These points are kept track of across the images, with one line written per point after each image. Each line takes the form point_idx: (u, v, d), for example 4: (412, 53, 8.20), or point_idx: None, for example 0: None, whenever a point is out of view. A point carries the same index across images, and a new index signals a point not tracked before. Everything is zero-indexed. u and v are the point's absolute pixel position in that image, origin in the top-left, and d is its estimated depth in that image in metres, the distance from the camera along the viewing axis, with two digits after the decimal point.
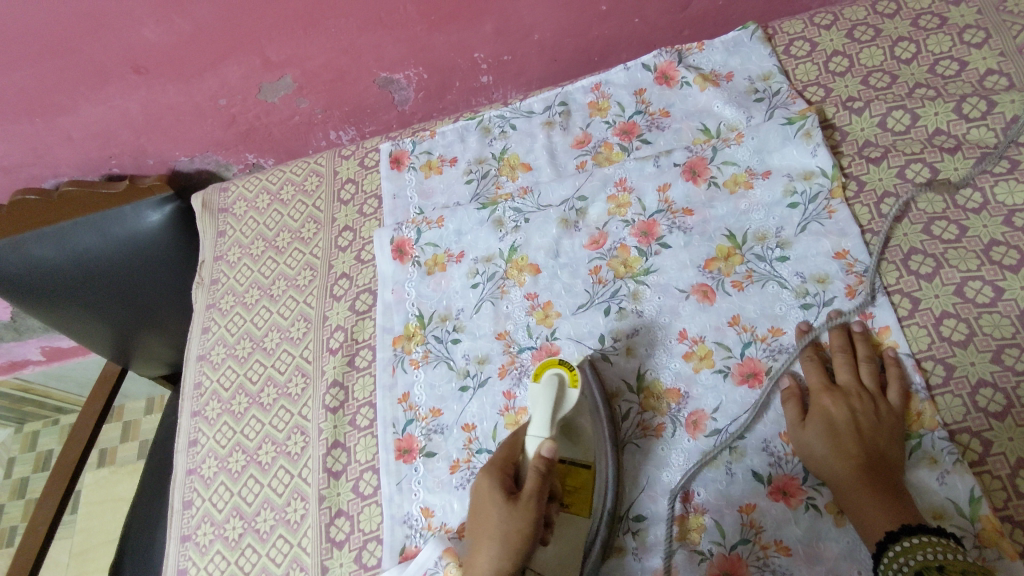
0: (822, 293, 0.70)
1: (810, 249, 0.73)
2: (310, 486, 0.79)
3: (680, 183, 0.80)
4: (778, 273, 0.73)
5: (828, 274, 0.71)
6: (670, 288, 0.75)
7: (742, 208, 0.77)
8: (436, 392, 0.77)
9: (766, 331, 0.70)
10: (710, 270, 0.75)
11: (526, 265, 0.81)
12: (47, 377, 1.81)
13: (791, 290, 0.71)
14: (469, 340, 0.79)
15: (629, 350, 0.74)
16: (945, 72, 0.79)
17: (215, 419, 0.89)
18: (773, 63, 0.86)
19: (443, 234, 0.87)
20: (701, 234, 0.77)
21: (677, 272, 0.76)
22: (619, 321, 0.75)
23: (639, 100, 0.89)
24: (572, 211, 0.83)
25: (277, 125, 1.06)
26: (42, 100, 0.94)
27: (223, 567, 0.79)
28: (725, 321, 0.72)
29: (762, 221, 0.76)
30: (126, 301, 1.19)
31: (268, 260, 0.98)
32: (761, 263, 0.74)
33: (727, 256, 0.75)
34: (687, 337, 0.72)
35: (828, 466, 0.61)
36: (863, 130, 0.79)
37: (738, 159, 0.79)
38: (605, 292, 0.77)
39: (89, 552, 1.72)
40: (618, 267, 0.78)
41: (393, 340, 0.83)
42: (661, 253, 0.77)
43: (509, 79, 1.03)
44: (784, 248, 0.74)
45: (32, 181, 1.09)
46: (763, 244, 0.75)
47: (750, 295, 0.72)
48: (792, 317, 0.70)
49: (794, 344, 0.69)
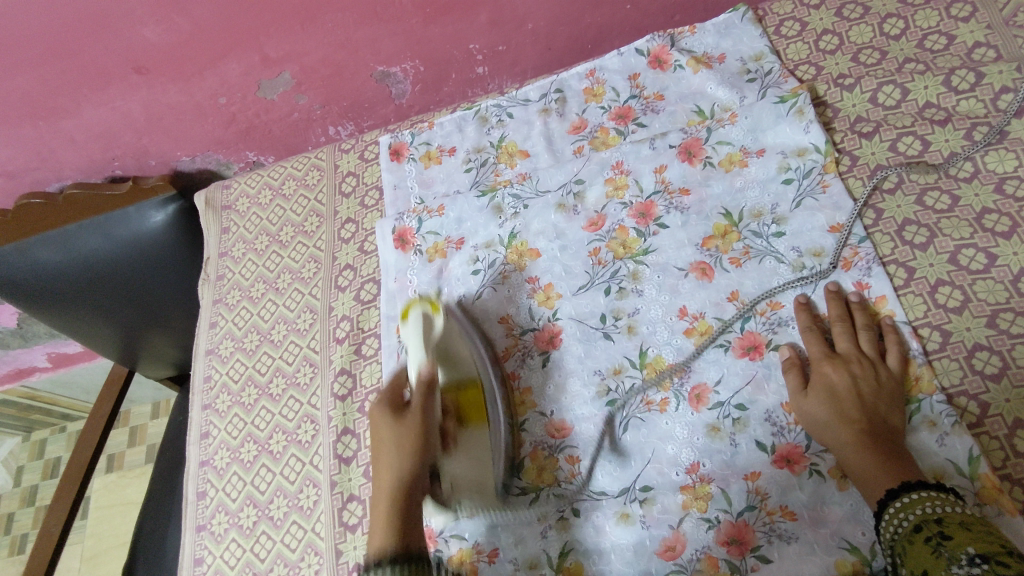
0: (818, 266, 0.72)
1: (805, 224, 0.74)
2: (322, 472, 0.80)
3: (676, 163, 0.81)
4: (775, 248, 0.74)
5: (823, 247, 0.72)
6: (669, 267, 0.76)
7: (737, 186, 0.78)
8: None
9: (765, 305, 0.72)
10: (708, 248, 0.76)
11: (527, 249, 0.83)
12: (54, 383, 1.82)
13: (788, 264, 0.73)
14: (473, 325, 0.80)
15: (631, 328, 0.75)
16: (934, 46, 0.81)
17: (225, 411, 0.91)
18: (764, 44, 0.87)
19: (444, 223, 0.88)
20: (698, 213, 0.78)
21: (675, 251, 0.77)
22: (620, 300, 0.77)
23: (634, 85, 0.91)
24: (570, 196, 0.84)
25: (277, 122, 1.07)
26: (44, 103, 0.95)
27: (238, 554, 0.80)
28: (724, 296, 0.73)
29: (758, 198, 0.77)
30: (132, 301, 1.20)
31: (273, 255, 1.00)
32: (758, 239, 0.75)
33: (724, 233, 0.76)
34: (688, 313, 0.73)
35: (829, 432, 0.63)
36: (855, 105, 0.80)
37: (732, 138, 0.80)
38: (605, 272, 0.78)
39: (101, 556, 1.73)
40: (618, 248, 0.79)
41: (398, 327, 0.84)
42: (659, 232, 0.78)
43: (504, 69, 1.04)
44: (780, 224, 0.75)
45: (36, 184, 1.10)
46: (759, 220, 0.76)
47: (748, 270, 0.74)
48: (790, 290, 0.72)
49: (793, 317, 0.71)
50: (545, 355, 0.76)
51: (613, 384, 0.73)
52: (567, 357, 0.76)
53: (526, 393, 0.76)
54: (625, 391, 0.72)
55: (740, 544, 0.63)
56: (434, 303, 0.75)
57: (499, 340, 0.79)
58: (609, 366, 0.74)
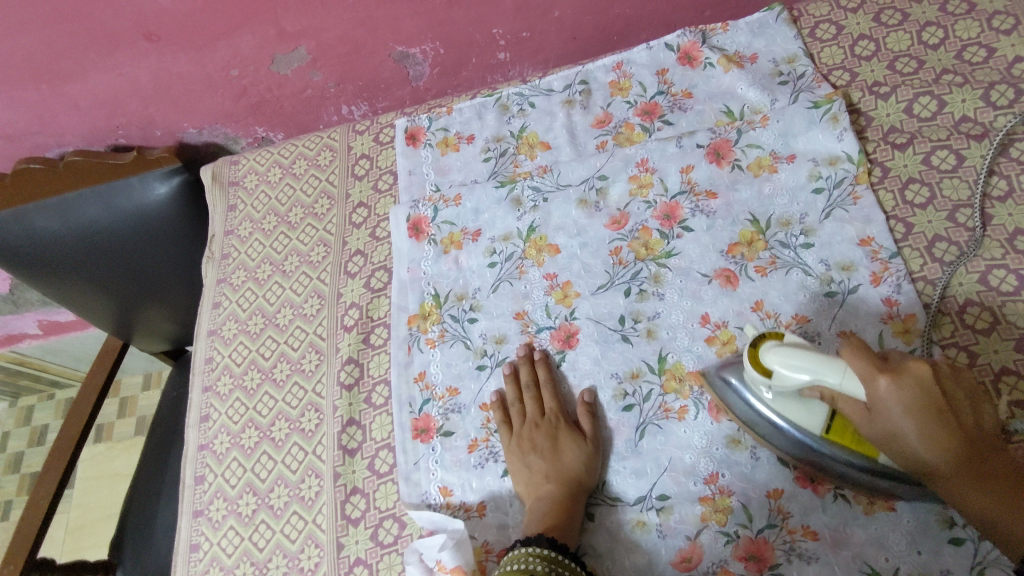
0: (847, 281, 0.70)
1: (834, 235, 0.72)
2: (325, 463, 0.78)
3: (703, 164, 0.79)
4: (802, 260, 0.72)
5: (853, 260, 0.71)
6: (692, 272, 0.75)
7: (767, 191, 0.76)
8: (453, 371, 0.77)
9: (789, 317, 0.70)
10: (733, 255, 0.74)
11: (546, 245, 0.81)
12: (44, 351, 1.79)
13: (816, 277, 0.71)
14: (486, 320, 0.79)
15: (651, 333, 0.73)
16: (972, 58, 0.78)
17: (227, 394, 0.88)
18: (798, 46, 0.85)
19: (460, 213, 0.85)
20: (724, 218, 0.76)
21: (700, 256, 0.75)
22: (641, 303, 0.75)
23: (661, 80, 0.88)
24: (592, 191, 0.82)
25: (289, 98, 1.04)
26: (49, 66, 0.92)
27: (236, 542, 0.78)
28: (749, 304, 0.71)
29: (786, 206, 0.75)
30: (130, 274, 1.17)
31: (281, 235, 0.97)
32: (786, 250, 0.73)
33: (750, 240, 0.74)
34: (710, 321, 0.72)
35: (906, 443, 0.53)
36: (889, 115, 0.78)
37: (763, 142, 0.78)
38: (626, 273, 0.77)
39: (86, 528, 1.71)
40: (640, 249, 0.77)
41: (409, 319, 0.82)
42: (683, 236, 0.77)
43: (526, 56, 1.01)
44: (809, 235, 0.73)
45: (37, 149, 1.07)
46: (787, 230, 0.74)
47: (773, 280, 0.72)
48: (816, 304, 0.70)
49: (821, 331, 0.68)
50: (562, 355, 0.75)
51: (630, 388, 0.71)
52: (583, 359, 0.74)
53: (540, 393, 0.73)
54: (643, 396, 0.70)
55: (759, 561, 0.62)
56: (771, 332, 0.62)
57: (513, 337, 0.77)
58: (627, 370, 0.72)
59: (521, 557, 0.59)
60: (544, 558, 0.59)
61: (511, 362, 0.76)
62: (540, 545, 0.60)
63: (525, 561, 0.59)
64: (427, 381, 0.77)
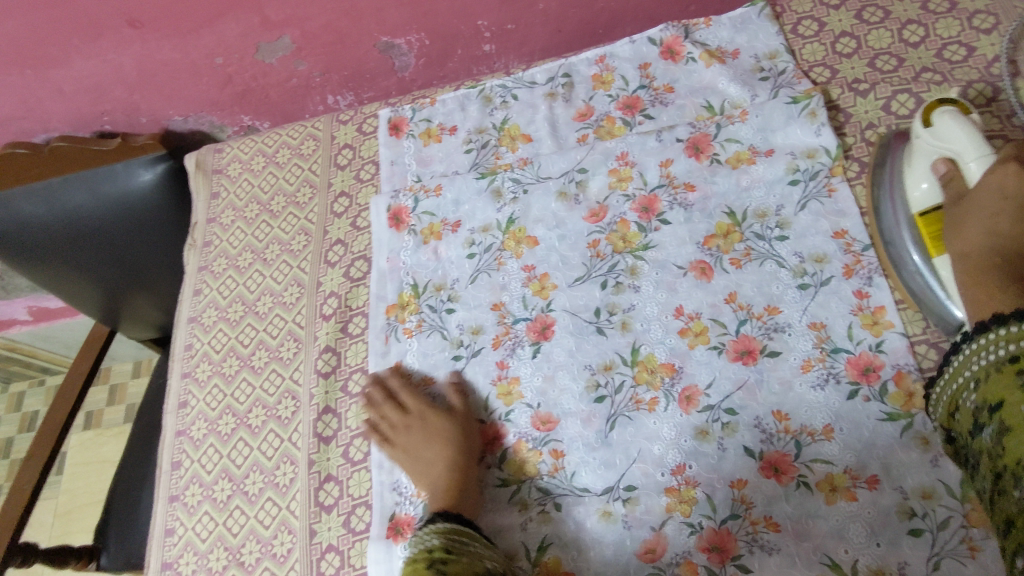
0: (820, 273, 0.70)
1: (809, 228, 0.73)
2: (300, 451, 0.79)
3: (682, 159, 0.79)
4: (777, 252, 0.72)
5: (826, 253, 0.71)
6: (667, 265, 0.75)
7: (744, 185, 0.76)
8: (429, 360, 0.78)
9: (762, 309, 0.70)
10: (709, 247, 0.74)
11: (524, 237, 0.81)
12: (35, 337, 1.79)
13: (789, 269, 0.71)
14: (463, 310, 0.79)
15: (625, 324, 0.73)
16: (953, 57, 0.78)
17: (206, 381, 0.89)
18: (780, 42, 0.85)
19: (440, 204, 0.86)
20: (701, 211, 0.76)
21: (676, 249, 0.75)
22: (616, 295, 0.75)
23: (643, 74, 0.88)
24: (572, 184, 0.82)
25: (274, 87, 1.04)
26: (32, 51, 0.92)
27: (210, 528, 0.79)
28: (722, 297, 0.72)
29: (763, 198, 0.75)
30: (115, 260, 1.17)
31: (263, 224, 0.97)
32: (760, 241, 0.73)
33: (726, 233, 0.75)
34: (683, 313, 0.72)
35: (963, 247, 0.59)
36: (867, 112, 0.78)
37: (742, 137, 0.79)
38: (602, 266, 0.77)
39: (74, 513, 1.72)
40: (617, 241, 0.78)
41: (387, 309, 0.82)
42: (660, 229, 0.77)
43: (512, 49, 1.01)
44: (784, 228, 0.73)
45: (22, 135, 1.07)
46: (762, 222, 0.74)
47: (747, 273, 0.72)
48: (789, 296, 0.70)
49: (791, 325, 0.69)
50: (536, 346, 0.75)
51: (603, 379, 0.71)
52: (557, 349, 0.74)
53: (513, 383, 0.74)
54: (614, 387, 0.71)
55: (721, 552, 0.62)
56: (960, 103, 0.65)
57: (489, 327, 0.77)
58: (599, 362, 0.72)
59: (423, 536, 0.62)
60: (440, 532, 0.62)
61: (484, 351, 0.76)
62: (446, 520, 0.63)
63: (428, 538, 0.62)
64: (403, 369, 0.78)
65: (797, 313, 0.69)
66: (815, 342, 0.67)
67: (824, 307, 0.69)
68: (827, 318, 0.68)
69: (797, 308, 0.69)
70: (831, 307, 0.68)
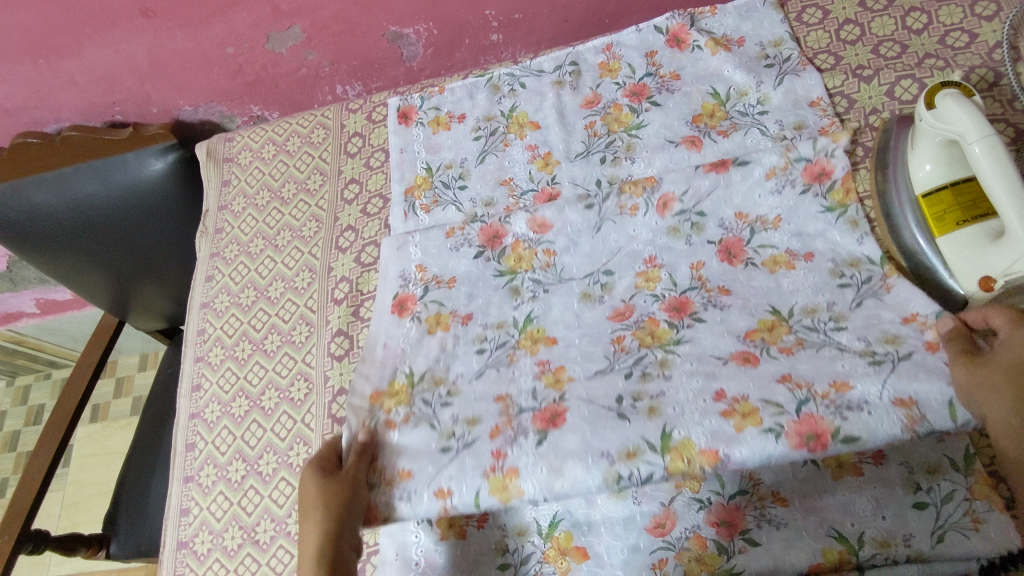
0: (892, 351, 0.63)
1: (870, 321, 0.66)
2: (314, 432, 0.80)
3: (715, 262, 0.74)
4: (835, 340, 0.66)
5: (898, 335, 0.64)
6: (705, 356, 0.67)
7: (786, 288, 0.70)
8: (412, 453, 0.67)
9: (827, 387, 0.61)
10: (752, 339, 0.67)
11: (542, 336, 0.74)
12: (42, 330, 1.81)
13: (854, 351, 0.64)
14: (462, 403, 0.70)
15: (652, 410, 0.64)
16: (955, 43, 0.79)
17: (219, 364, 0.90)
18: (784, 30, 0.86)
19: (453, 294, 0.78)
20: (741, 308, 0.70)
21: (713, 341, 0.68)
22: (642, 384, 0.67)
23: (650, 62, 0.90)
24: (597, 285, 0.76)
25: (284, 76, 1.05)
26: (46, 41, 0.93)
27: (225, 507, 0.80)
28: (774, 377, 0.63)
29: (810, 297, 0.69)
30: (126, 249, 1.18)
31: (274, 211, 0.99)
32: (813, 334, 0.67)
33: (771, 327, 0.68)
34: (725, 396, 0.63)
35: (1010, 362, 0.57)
36: (871, 97, 0.80)
37: (777, 242, 0.73)
38: (627, 360, 0.69)
39: (81, 504, 1.73)
40: (645, 337, 0.70)
41: (376, 395, 0.73)
42: (694, 327, 0.70)
43: (519, 38, 1.03)
44: (840, 321, 0.67)
45: (34, 124, 1.09)
46: (814, 317, 0.68)
47: (801, 358, 0.64)
48: (861, 371, 0.62)
49: (869, 404, 0.59)
50: (542, 435, 0.65)
51: (626, 470, 0.61)
52: (569, 438, 0.64)
53: (510, 476, 0.63)
54: (640, 478, 0.60)
55: (730, 526, 0.64)
56: (962, 86, 0.66)
57: (488, 418, 0.68)
58: (621, 449, 0.62)
59: None
60: None
61: (479, 441, 0.66)
62: None
63: None
64: (380, 464, 0.68)
65: (875, 387, 0.60)
66: (904, 422, 0.58)
67: (912, 381, 0.60)
68: (916, 395, 0.59)
69: (872, 384, 0.61)
70: (919, 378, 0.60)
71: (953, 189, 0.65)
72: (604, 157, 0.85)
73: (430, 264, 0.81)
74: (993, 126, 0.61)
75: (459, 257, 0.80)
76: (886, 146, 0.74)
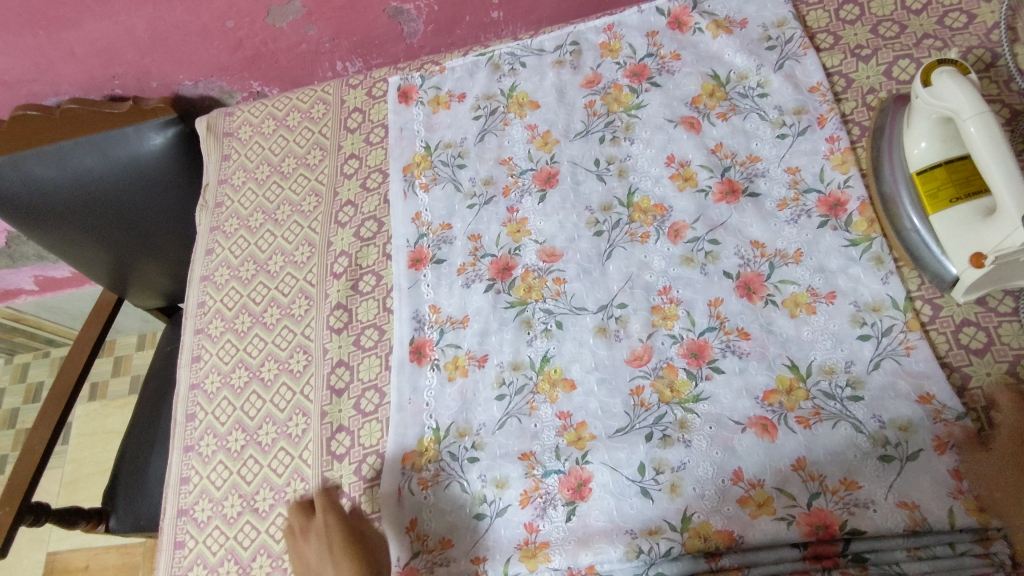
0: (905, 444, 0.62)
1: (887, 390, 0.65)
2: (313, 403, 0.81)
3: (734, 299, 0.72)
4: (851, 413, 0.64)
5: (911, 421, 0.63)
6: (723, 419, 0.67)
7: (806, 335, 0.69)
8: (447, 519, 0.69)
9: (837, 482, 0.62)
10: (770, 403, 0.67)
11: (560, 378, 0.73)
12: (41, 308, 1.81)
13: (867, 435, 0.63)
14: (488, 459, 0.71)
15: (674, 487, 0.65)
16: (953, 24, 0.80)
17: (218, 336, 0.91)
18: (788, 10, 0.86)
19: (466, 335, 0.78)
20: (759, 360, 0.69)
21: (731, 402, 0.68)
22: (663, 450, 0.67)
23: (651, 43, 0.90)
24: (611, 320, 0.75)
25: (284, 51, 1.05)
26: (46, 12, 0.93)
27: (224, 476, 0.81)
28: (788, 464, 0.64)
29: (828, 352, 0.68)
30: (126, 225, 1.17)
31: (273, 185, 0.99)
32: (830, 401, 0.65)
33: (789, 388, 0.67)
34: (743, 479, 0.64)
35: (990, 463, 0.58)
36: (869, 77, 0.80)
37: (799, 277, 0.71)
38: (647, 416, 0.69)
39: (80, 481, 1.75)
40: (664, 390, 0.70)
41: (404, 456, 0.73)
42: (713, 377, 0.69)
43: (519, 16, 1.03)
44: (856, 387, 0.65)
45: (33, 97, 1.09)
46: (831, 379, 0.66)
47: (818, 437, 0.64)
48: (869, 469, 0.62)
49: (878, 501, 0.61)
50: (570, 507, 0.67)
51: (646, 545, 0.63)
52: (594, 513, 0.66)
53: (540, 547, 0.66)
54: (660, 555, 0.63)
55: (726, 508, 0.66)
56: (959, 64, 0.67)
57: (516, 481, 0.69)
58: (643, 526, 0.64)
59: None
60: None
61: (512, 509, 0.68)
62: None
63: None
64: (419, 532, 0.70)
65: (881, 489, 0.61)
66: (906, 525, 0.59)
67: (915, 486, 0.60)
68: (921, 497, 0.60)
69: (880, 484, 0.61)
70: (923, 484, 0.60)
71: (949, 167, 0.66)
72: (604, 136, 0.85)
73: (442, 305, 0.80)
74: (988, 105, 0.61)
75: (471, 294, 0.80)
76: (882, 125, 0.74)
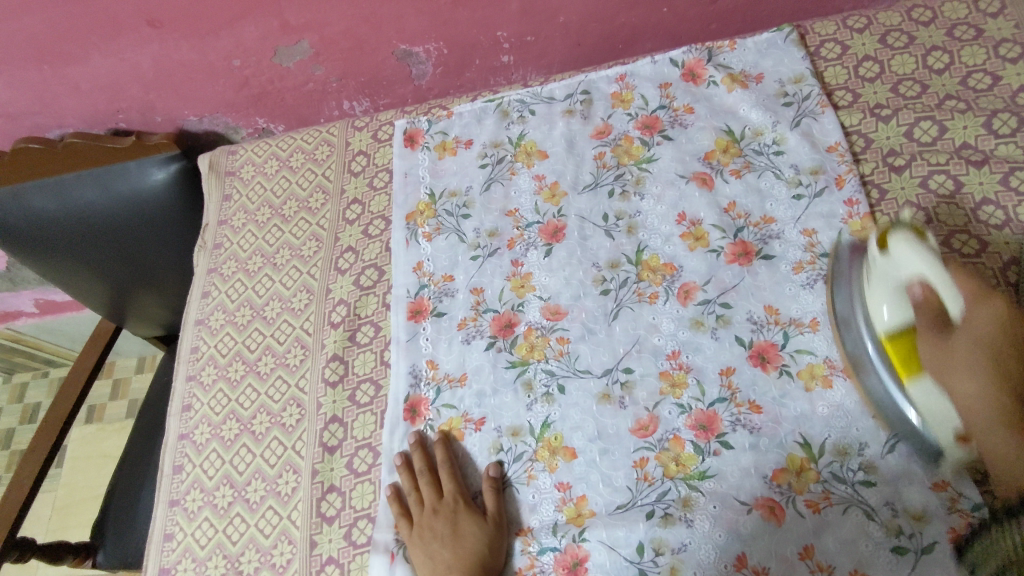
0: (919, 535, 0.59)
1: (903, 474, 0.61)
2: (304, 460, 0.78)
3: (746, 368, 0.69)
4: (863, 498, 0.61)
5: (926, 509, 0.59)
6: (729, 498, 0.64)
7: (821, 411, 0.65)
8: None
9: (847, 574, 0.59)
10: (778, 484, 0.63)
11: (560, 447, 0.70)
12: (40, 329, 1.79)
13: (880, 523, 0.60)
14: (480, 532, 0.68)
15: (673, 571, 0.62)
16: (977, 85, 0.78)
17: (210, 384, 0.88)
18: (805, 66, 0.84)
19: (464, 395, 0.75)
20: (770, 437, 0.65)
21: (739, 481, 0.64)
22: (663, 529, 0.63)
23: (664, 94, 0.87)
24: (616, 384, 0.71)
25: (290, 90, 1.04)
26: (52, 48, 0.92)
27: (210, 534, 0.78)
28: (796, 551, 0.60)
29: (843, 431, 0.64)
30: (124, 256, 1.16)
31: (274, 228, 0.97)
32: (841, 485, 0.62)
33: (800, 469, 0.63)
34: (747, 565, 0.61)
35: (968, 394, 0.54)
36: (889, 137, 0.78)
37: (816, 347, 0.68)
38: (650, 493, 0.65)
39: (71, 508, 1.71)
40: (669, 464, 0.66)
41: (394, 520, 0.71)
42: (721, 454, 0.66)
43: (530, 60, 1.01)
44: (870, 472, 0.62)
45: (36, 129, 1.07)
46: (844, 460, 0.63)
47: (828, 523, 0.61)
48: (882, 561, 0.58)
49: None
50: None
51: None
52: None
53: None
54: None
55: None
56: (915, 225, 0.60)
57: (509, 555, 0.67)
58: None
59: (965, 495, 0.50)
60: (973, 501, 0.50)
61: None
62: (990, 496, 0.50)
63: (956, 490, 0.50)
64: None
65: None
66: None
67: None
68: None
69: None
70: None
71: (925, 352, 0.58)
72: (613, 190, 0.83)
73: (440, 361, 0.77)
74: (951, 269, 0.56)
75: (471, 351, 0.77)
76: (839, 276, 0.68)
